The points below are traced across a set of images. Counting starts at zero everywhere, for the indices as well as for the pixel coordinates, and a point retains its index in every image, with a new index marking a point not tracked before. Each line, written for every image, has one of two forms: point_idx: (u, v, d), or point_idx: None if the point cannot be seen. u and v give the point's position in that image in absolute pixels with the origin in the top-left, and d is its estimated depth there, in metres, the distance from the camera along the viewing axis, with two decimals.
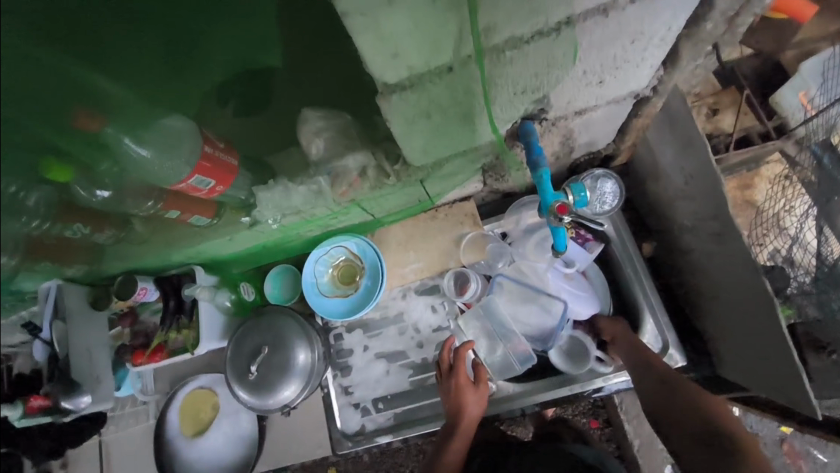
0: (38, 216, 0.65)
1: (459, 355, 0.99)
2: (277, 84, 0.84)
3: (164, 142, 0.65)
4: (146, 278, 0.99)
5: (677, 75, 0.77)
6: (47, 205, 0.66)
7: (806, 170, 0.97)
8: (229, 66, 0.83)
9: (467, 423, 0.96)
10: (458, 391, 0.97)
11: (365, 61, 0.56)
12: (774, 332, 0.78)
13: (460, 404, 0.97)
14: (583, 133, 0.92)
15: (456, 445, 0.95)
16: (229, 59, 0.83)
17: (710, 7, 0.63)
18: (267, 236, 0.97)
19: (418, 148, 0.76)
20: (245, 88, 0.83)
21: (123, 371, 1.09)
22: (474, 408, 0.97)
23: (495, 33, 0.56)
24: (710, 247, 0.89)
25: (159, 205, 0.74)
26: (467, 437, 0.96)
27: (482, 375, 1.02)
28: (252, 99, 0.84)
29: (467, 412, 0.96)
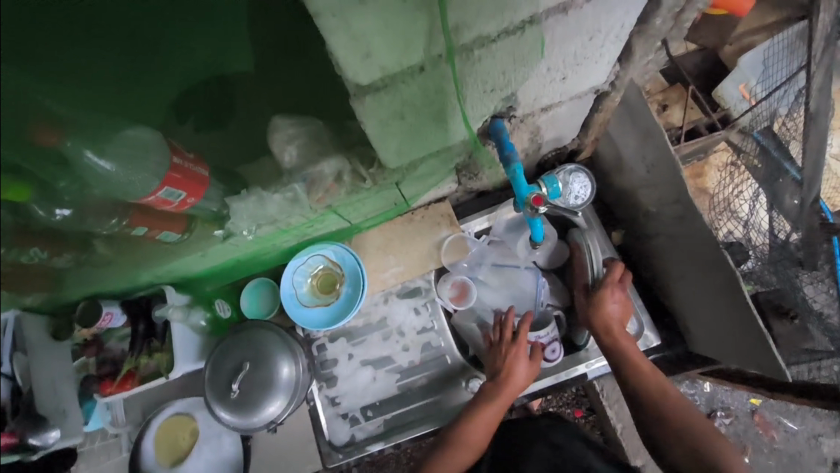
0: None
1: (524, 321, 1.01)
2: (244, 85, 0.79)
3: (130, 155, 0.62)
4: (111, 303, 0.93)
5: (632, 69, 0.82)
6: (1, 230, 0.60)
7: (750, 156, 1.04)
8: (196, 73, 0.76)
9: (514, 387, 0.94)
10: (514, 355, 0.97)
11: (338, 62, 0.56)
12: (737, 302, 0.84)
13: (509, 366, 0.96)
14: (549, 129, 0.96)
15: (496, 406, 0.92)
16: (201, 70, 0.76)
17: (657, 6, 0.68)
18: (242, 249, 0.94)
19: (392, 149, 0.77)
20: (212, 91, 0.78)
21: (90, 403, 1.02)
22: (522, 377, 0.96)
23: (464, 32, 0.57)
24: (674, 230, 0.94)
25: (124, 222, 0.71)
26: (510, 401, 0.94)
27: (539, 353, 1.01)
28: (218, 102, 0.79)
29: (515, 377, 0.95)
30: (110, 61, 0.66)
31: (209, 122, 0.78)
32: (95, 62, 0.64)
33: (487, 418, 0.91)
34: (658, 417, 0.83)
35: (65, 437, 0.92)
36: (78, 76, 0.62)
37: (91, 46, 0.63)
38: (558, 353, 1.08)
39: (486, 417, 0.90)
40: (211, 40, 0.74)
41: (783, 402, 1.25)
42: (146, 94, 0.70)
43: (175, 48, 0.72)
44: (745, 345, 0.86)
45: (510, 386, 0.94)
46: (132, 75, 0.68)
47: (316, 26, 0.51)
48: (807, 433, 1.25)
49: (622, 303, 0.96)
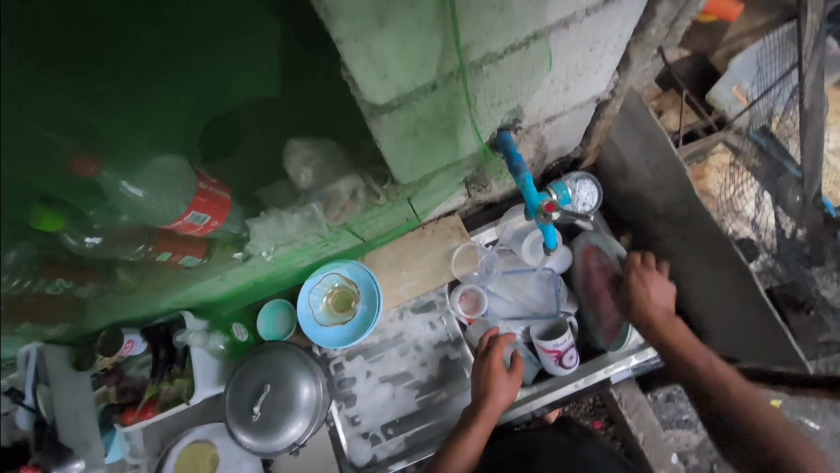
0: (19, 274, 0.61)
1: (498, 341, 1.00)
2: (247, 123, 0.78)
3: (161, 182, 0.66)
4: (132, 331, 0.95)
5: (630, 78, 0.86)
6: (28, 261, 0.62)
7: (749, 155, 1.05)
8: (215, 102, 0.73)
9: (493, 407, 0.95)
10: (495, 372, 0.98)
11: (357, 83, 0.59)
12: (751, 295, 0.85)
13: (489, 387, 0.96)
14: (553, 139, 1.00)
15: (479, 427, 0.92)
16: (224, 99, 0.74)
17: (653, 16, 0.72)
18: (260, 271, 0.97)
19: (405, 166, 0.81)
20: (221, 126, 0.76)
21: (110, 434, 1.00)
22: (503, 395, 0.96)
23: (474, 50, 0.61)
24: (683, 230, 0.96)
25: (150, 248, 0.74)
26: (491, 422, 0.94)
27: (519, 367, 1.00)
28: (224, 135, 0.78)
29: (496, 395, 0.96)
30: (133, 80, 0.64)
31: (217, 152, 0.78)
32: (116, 80, 0.62)
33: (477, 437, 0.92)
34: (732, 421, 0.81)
35: (88, 469, 0.91)
36: (99, 99, 0.61)
37: (119, 63, 0.62)
38: (575, 360, 1.08)
39: (473, 438, 0.91)
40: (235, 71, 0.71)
41: (804, 402, 1.24)
42: (160, 119, 0.69)
43: (203, 72, 0.70)
44: (764, 338, 0.87)
45: (493, 407, 0.95)
46: (152, 90, 0.66)
47: (338, 49, 0.54)
48: (830, 432, 1.22)
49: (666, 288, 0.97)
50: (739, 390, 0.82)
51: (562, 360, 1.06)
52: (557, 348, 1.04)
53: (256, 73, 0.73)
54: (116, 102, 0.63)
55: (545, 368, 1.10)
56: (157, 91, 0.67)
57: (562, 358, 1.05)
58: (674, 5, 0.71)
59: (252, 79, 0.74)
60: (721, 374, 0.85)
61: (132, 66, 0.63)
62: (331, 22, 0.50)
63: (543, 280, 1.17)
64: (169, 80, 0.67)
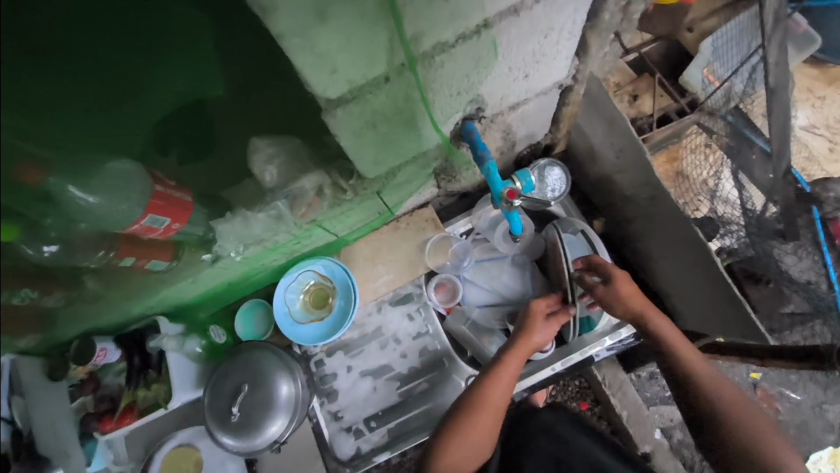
0: None
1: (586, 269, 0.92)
2: (218, 126, 0.78)
3: (112, 185, 0.65)
4: (105, 339, 0.94)
5: (591, 63, 0.86)
6: None
7: (722, 136, 1.03)
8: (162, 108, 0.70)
9: (526, 345, 0.89)
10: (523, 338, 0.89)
11: (306, 80, 0.59)
12: (710, 273, 0.87)
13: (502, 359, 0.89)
14: (520, 127, 1.00)
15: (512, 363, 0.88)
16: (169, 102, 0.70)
17: (605, 1, 0.72)
18: (232, 271, 0.97)
19: (369, 160, 0.81)
20: (187, 132, 0.75)
21: (91, 444, 0.99)
22: (539, 338, 0.90)
23: (423, 40, 0.61)
24: (649, 212, 0.98)
25: (111, 254, 0.73)
26: (522, 360, 0.89)
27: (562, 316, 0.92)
28: (193, 142, 0.77)
29: (532, 335, 0.90)
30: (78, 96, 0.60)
31: (191, 154, 0.78)
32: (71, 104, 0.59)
33: (484, 424, 0.85)
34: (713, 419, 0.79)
35: None
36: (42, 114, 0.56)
37: (55, 70, 0.56)
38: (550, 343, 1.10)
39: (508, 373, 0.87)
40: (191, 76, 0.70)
41: (784, 373, 1.27)
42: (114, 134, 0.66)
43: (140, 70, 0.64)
44: (727, 315, 0.89)
45: (506, 375, 0.88)
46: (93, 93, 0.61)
47: (281, 46, 0.53)
48: (811, 402, 1.27)
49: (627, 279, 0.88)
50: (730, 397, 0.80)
51: None
52: None
53: (208, 75, 0.72)
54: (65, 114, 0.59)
55: None
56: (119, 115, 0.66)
57: None
58: None
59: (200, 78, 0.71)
60: (718, 381, 0.81)
61: (74, 79, 0.58)
62: (269, 19, 0.49)
63: (517, 267, 1.18)
64: (112, 97, 0.64)
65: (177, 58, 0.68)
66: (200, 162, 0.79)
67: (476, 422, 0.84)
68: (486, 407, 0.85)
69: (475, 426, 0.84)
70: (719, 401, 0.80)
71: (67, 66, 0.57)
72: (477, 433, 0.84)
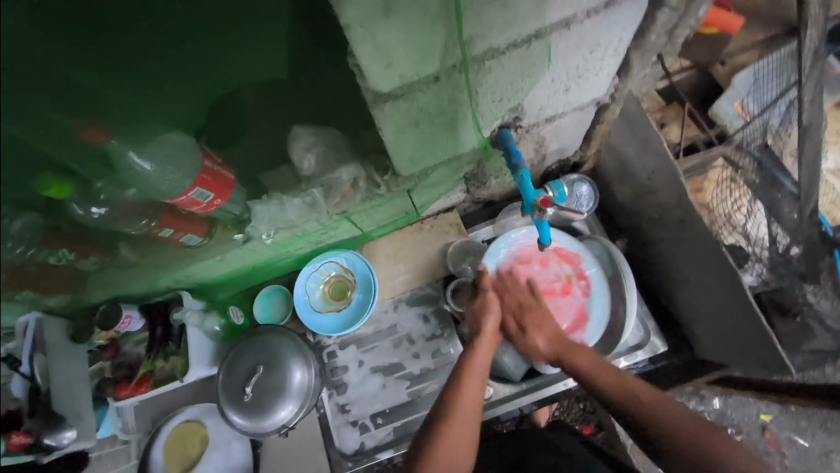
0: (23, 242, 0.64)
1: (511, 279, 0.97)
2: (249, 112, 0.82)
3: (165, 155, 0.68)
4: (131, 306, 0.97)
5: (630, 82, 0.88)
6: (32, 232, 0.67)
7: (748, 171, 1.04)
8: (220, 85, 0.77)
9: (485, 341, 0.89)
10: (487, 298, 0.93)
11: (362, 71, 0.61)
12: (738, 300, 0.86)
13: (477, 320, 0.92)
14: (553, 140, 1.02)
15: (470, 384, 0.84)
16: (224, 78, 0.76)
17: (653, 22, 0.74)
18: (258, 254, 0.99)
19: (406, 156, 0.83)
20: (222, 120, 0.80)
21: (102, 409, 1.01)
22: (490, 329, 0.90)
23: (476, 44, 0.63)
24: (676, 235, 0.98)
25: (153, 223, 0.76)
26: (483, 373, 0.86)
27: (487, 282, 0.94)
28: (226, 129, 0.82)
29: (484, 330, 0.90)
30: (151, 59, 0.67)
31: (225, 138, 0.82)
32: (127, 71, 0.65)
33: (473, 390, 0.83)
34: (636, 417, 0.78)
35: (79, 440, 0.91)
36: (111, 72, 0.64)
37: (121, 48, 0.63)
38: None
39: (468, 390, 0.83)
40: (244, 61, 0.75)
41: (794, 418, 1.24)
42: (163, 94, 0.71)
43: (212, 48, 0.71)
44: (750, 344, 0.88)
45: (484, 339, 0.89)
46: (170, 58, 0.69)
47: (345, 35, 0.56)
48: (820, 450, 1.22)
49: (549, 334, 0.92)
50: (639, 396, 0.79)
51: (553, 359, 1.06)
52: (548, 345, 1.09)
53: (264, 61, 0.76)
54: (136, 70, 0.66)
55: (534, 367, 1.09)
56: (168, 83, 0.71)
57: None
58: (674, 12, 0.73)
59: (258, 63, 0.76)
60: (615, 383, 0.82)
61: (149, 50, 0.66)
62: (339, 8, 0.52)
63: None
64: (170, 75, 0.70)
65: (238, 43, 0.72)
66: (233, 143, 0.83)
67: (464, 388, 0.83)
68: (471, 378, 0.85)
69: (461, 399, 0.82)
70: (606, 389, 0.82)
71: (149, 52, 0.66)
72: (457, 446, 0.78)
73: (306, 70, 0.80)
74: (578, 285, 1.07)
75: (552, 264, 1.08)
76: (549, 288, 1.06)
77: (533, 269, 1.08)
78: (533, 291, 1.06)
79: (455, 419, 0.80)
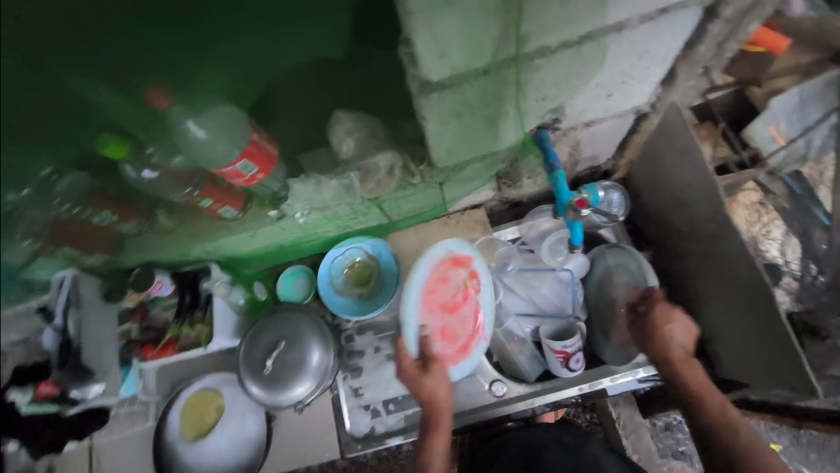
0: (69, 200, 0.77)
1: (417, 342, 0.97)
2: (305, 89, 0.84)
3: (220, 125, 0.70)
4: (163, 272, 1.00)
5: (674, 93, 0.87)
6: (78, 191, 0.78)
7: (779, 198, 1.14)
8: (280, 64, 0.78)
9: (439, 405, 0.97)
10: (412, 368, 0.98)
11: (416, 60, 0.63)
12: (766, 318, 0.85)
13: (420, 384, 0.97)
14: (588, 145, 1.03)
15: (438, 438, 0.95)
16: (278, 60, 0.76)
17: (704, 33, 0.74)
18: (287, 233, 1.01)
19: (443, 149, 0.85)
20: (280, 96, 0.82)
21: (126, 368, 1.02)
22: (439, 389, 0.97)
23: (530, 41, 0.64)
24: (706, 249, 0.97)
25: (196, 192, 0.79)
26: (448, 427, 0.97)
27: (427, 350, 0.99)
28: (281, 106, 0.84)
29: (434, 391, 0.97)
30: (209, 27, 0.68)
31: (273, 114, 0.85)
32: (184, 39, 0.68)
33: (440, 444, 0.94)
34: (706, 425, 0.84)
35: (104, 395, 0.95)
36: (177, 32, 0.67)
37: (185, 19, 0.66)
38: (580, 364, 1.07)
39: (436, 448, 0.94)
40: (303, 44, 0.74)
41: None
42: (214, 63, 0.72)
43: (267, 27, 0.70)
44: (774, 364, 0.87)
45: (439, 380, 0.98)
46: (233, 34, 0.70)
47: (405, 22, 0.58)
48: None
49: (684, 325, 0.92)
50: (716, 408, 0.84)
51: (569, 362, 1.05)
52: (564, 348, 1.03)
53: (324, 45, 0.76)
54: (198, 40, 0.69)
55: (550, 369, 1.10)
56: (225, 56, 0.72)
57: (568, 360, 1.04)
58: (727, 25, 0.73)
59: (310, 48, 0.76)
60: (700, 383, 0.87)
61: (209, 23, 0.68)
62: None
63: (561, 282, 1.16)
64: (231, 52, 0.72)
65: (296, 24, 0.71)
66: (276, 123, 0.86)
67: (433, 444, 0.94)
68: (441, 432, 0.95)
69: (430, 450, 0.93)
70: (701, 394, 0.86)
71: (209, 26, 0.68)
72: None
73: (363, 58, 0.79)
74: (476, 288, 1.00)
75: (451, 276, 0.98)
76: (453, 305, 0.98)
77: (436, 291, 0.97)
78: (442, 316, 0.98)
79: None
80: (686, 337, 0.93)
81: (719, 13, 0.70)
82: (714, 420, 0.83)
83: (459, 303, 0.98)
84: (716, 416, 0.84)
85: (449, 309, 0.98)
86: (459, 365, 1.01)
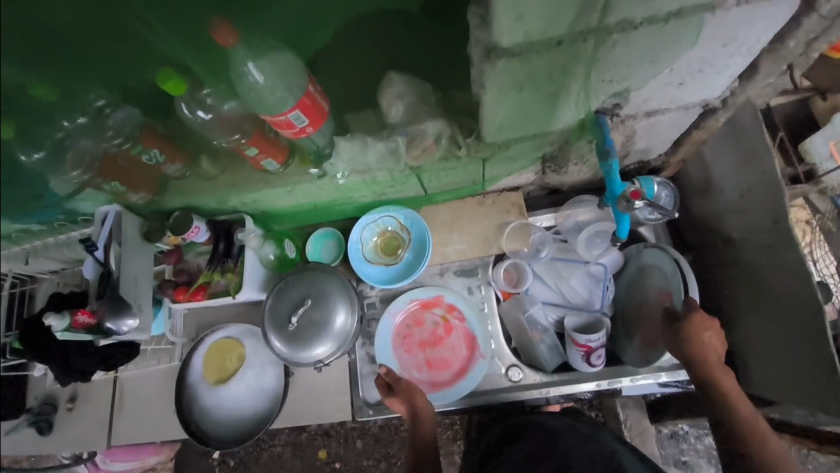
0: (124, 133, 0.81)
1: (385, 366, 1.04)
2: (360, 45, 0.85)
3: (279, 72, 0.69)
4: (200, 219, 1.01)
5: (750, 89, 0.82)
6: (131, 126, 0.82)
7: (827, 218, 1.05)
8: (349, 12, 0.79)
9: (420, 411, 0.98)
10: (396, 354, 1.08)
11: (490, 21, 0.60)
12: (810, 336, 0.82)
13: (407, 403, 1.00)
14: (642, 137, 0.98)
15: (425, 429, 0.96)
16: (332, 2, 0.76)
17: (799, 24, 0.68)
18: (325, 193, 1.01)
19: (496, 123, 0.81)
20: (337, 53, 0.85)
21: (157, 306, 1.07)
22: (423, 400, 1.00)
23: (613, 13, 0.60)
24: (756, 259, 0.92)
25: (243, 139, 0.77)
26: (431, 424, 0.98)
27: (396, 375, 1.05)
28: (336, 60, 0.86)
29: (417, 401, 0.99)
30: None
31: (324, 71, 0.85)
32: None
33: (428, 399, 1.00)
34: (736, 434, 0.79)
35: (137, 330, 0.96)
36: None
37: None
38: (602, 360, 1.05)
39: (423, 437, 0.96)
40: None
41: None
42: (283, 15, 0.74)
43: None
44: (811, 385, 0.83)
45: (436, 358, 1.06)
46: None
47: None
48: None
49: (719, 333, 0.88)
50: (748, 417, 0.80)
51: (590, 357, 1.03)
52: (588, 343, 1.01)
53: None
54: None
55: (570, 362, 1.08)
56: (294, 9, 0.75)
57: (590, 354, 1.02)
58: (823, 21, 0.67)
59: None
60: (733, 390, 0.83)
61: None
62: None
63: (590, 276, 1.14)
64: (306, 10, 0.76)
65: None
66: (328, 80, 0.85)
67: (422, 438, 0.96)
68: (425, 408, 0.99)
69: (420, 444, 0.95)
70: (731, 401, 0.82)
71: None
72: None
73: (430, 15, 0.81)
74: (456, 318, 1.13)
75: (425, 317, 1.14)
76: (434, 340, 1.13)
77: (413, 332, 1.14)
78: (422, 351, 1.13)
79: None
80: (720, 343, 0.88)
81: (818, 5, 0.65)
82: (745, 430, 0.79)
83: (441, 336, 1.13)
84: (748, 424, 0.79)
85: (430, 345, 1.13)
86: (444, 392, 1.08)
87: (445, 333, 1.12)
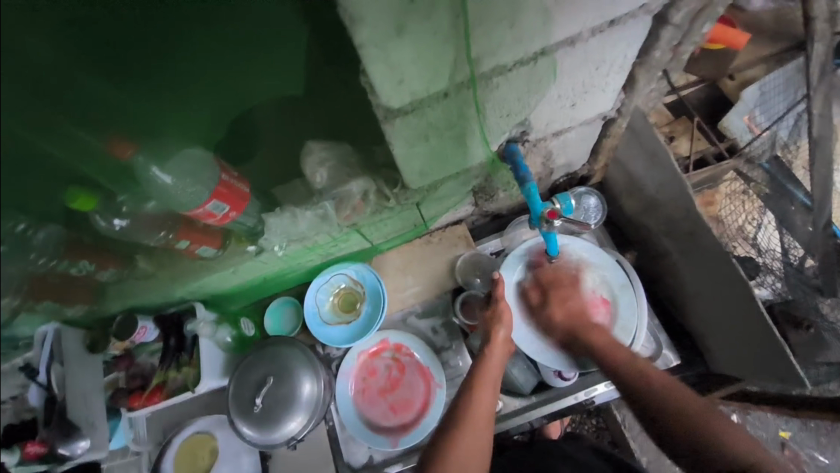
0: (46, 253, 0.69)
1: (376, 423, 1.09)
2: (259, 124, 0.86)
3: (185, 170, 0.74)
4: (146, 317, 0.99)
5: (636, 97, 0.90)
6: (55, 242, 0.71)
7: (759, 184, 1.05)
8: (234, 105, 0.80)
9: (497, 346, 0.91)
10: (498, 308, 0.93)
11: (374, 89, 0.64)
12: (746, 312, 0.86)
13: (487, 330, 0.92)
14: (560, 154, 1.04)
15: (486, 392, 0.85)
16: (242, 85, 0.78)
17: (656, 38, 0.76)
18: (270, 266, 1.01)
19: (416, 170, 0.85)
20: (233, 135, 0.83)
21: (115, 420, 1.02)
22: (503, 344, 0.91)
23: (484, 61, 0.65)
24: (686, 246, 0.97)
25: (170, 235, 0.81)
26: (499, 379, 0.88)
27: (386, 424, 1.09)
28: (234, 145, 0.84)
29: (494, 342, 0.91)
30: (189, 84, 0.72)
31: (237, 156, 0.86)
32: (147, 94, 0.69)
33: (486, 402, 0.84)
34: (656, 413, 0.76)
35: (93, 449, 0.92)
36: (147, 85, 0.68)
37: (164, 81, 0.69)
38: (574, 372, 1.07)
39: (481, 404, 0.84)
40: (271, 78, 0.79)
41: (812, 436, 1.20)
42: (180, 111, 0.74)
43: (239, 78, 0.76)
44: (764, 358, 0.86)
45: (495, 349, 0.91)
46: (191, 76, 0.72)
47: (360, 55, 0.58)
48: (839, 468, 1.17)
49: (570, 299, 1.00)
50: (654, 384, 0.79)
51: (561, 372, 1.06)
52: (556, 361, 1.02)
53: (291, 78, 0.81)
54: (162, 90, 0.70)
55: (543, 380, 1.09)
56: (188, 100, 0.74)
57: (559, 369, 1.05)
58: (677, 30, 0.74)
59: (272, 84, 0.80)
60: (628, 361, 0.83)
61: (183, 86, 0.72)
62: (355, 29, 0.55)
63: None
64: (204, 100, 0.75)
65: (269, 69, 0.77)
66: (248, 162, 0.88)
67: (477, 398, 0.84)
68: (471, 428, 0.81)
69: (475, 405, 0.83)
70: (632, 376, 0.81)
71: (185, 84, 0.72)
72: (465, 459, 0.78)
73: (331, 82, 0.83)
74: (405, 356, 1.12)
75: (377, 364, 1.13)
76: (391, 385, 1.12)
77: (370, 383, 1.12)
78: (384, 399, 1.11)
79: (456, 448, 0.79)
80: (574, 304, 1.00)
81: (668, 19, 0.72)
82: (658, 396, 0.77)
83: (396, 378, 1.12)
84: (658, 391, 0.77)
85: (389, 390, 1.11)
86: (410, 434, 1.06)
87: (400, 374, 1.12)
